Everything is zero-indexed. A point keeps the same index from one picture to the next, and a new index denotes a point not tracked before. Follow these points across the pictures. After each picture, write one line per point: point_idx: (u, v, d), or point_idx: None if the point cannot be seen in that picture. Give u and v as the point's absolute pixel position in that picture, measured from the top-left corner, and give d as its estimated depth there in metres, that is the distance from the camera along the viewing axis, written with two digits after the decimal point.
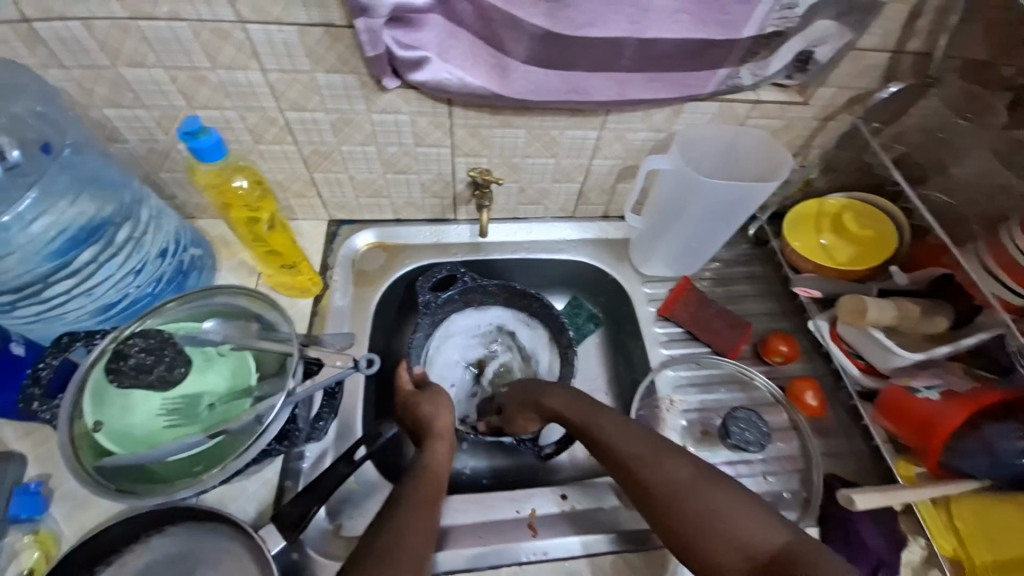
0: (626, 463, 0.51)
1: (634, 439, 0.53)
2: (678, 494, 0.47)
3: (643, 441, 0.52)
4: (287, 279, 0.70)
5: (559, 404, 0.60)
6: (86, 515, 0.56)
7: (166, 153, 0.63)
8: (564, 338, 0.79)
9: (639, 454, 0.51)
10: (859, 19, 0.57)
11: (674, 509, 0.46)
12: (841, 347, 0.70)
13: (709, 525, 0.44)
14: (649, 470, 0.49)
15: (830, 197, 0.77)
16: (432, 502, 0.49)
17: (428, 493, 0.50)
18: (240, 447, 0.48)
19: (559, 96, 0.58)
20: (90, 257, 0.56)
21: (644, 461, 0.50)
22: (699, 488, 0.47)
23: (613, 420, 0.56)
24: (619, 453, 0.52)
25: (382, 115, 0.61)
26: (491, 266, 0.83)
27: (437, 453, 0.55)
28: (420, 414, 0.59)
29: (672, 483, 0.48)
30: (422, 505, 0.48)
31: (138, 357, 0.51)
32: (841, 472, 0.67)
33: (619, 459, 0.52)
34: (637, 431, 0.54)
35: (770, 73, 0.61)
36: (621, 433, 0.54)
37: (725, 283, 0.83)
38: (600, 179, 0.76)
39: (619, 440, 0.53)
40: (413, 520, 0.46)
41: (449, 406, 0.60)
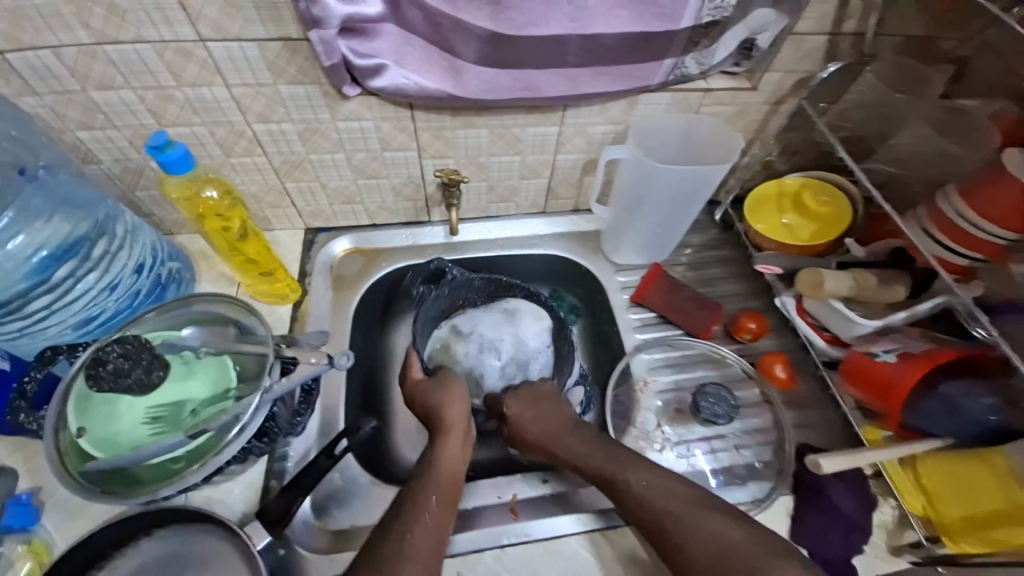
0: (665, 522, 0.52)
1: (673, 498, 0.54)
2: (732, 561, 0.47)
3: (685, 500, 0.53)
4: (266, 287, 0.72)
5: (582, 448, 0.61)
6: (78, 523, 0.57)
7: (140, 171, 0.65)
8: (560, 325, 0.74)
9: (681, 515, 0.52)
10: (793, 4, 0.60)
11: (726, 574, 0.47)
12: (807, 320, 0.73)
13: None
14: (693, 531, 0.51)
15: (788, 177, 0.79)
16: (444, 502, 0.54)
17: (441, 491, 0.55)
18: (220, 445, 0.51)
19: (513, 94, 0.60)
20: (67, 273, 0.58)
21: (689, 521, 0.51)
22: (750, 549, 0.48)
23: (644, 471, 0.57)
24: (656, 510, 0.53)
25: (347, 122, 0.64)
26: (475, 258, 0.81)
27: (449, 449, 0.59)
28: (431, 405, 0.61)
29: (715, 542, 0.49)
30: (438, 510, 0.53)
31: (116, 362, 0.48)
32: (812, 440, 0.70)
33: (656, 517, 0.53)
34: (679, 490, 0.54)
35: (715, 61, 0.64)
36: (660, 490, 0.54)
37: (697, 268, 0.85)
38: (566, 173, 0.79)
39: (658, 497, 0.54)
40: (421, 523, 0.51)
41: (462, 399, 0.62)
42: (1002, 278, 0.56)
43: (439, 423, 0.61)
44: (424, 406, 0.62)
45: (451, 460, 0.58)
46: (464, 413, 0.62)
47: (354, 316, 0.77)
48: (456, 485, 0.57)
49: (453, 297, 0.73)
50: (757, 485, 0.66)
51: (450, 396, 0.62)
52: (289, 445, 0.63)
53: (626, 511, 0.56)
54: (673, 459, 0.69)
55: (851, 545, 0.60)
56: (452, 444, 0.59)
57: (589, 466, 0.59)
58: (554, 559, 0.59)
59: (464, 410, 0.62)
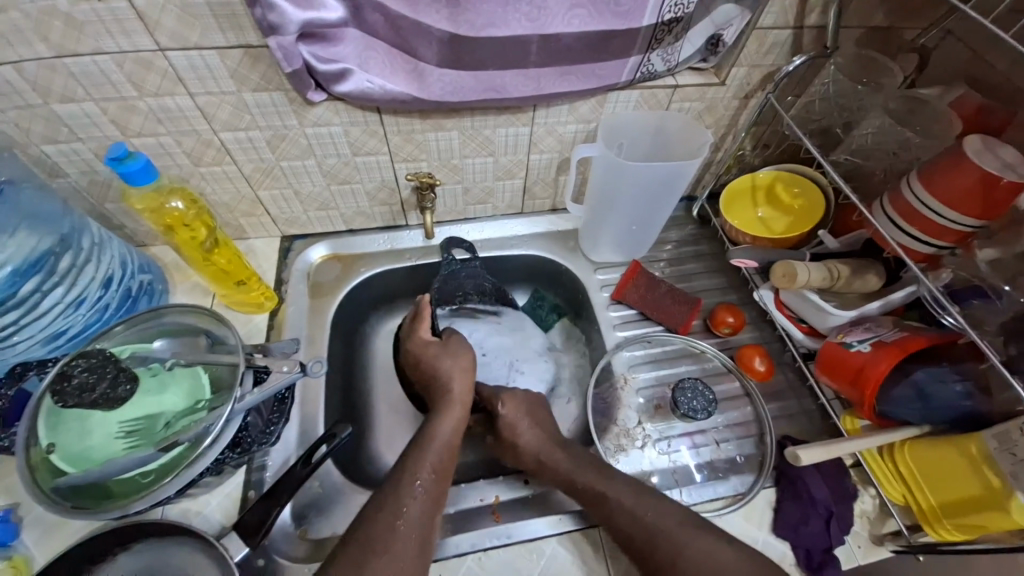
0: (659, 538, 0.52)
1: (665, 514, 0.54)
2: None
3: (675, 519, 0.53)
4: (241, 297, 0.71)
5: (571, 467, 0.60)
6: (53, 541, 0.56)
7: (107, 183, 0.65)
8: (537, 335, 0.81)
9: (673, 533, 0.52)
10: None
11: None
12: (784, 313, 0.73)
13: None
14: (687, 547, 0.51)
15: (761, 170, 0.80)
16: (440, 476, 0.56)
17: (436, 466, 0.57)
18: (193, 455, 0.50)
19: (479, 95, 0.60)
20: (34, 287, 0.57)
21: (681, 541, 0.52)
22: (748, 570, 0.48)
23: (630, 491, 0.56)
24: (646, 526, 0.53)
25: (315, 128, 0.64)
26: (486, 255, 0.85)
27: (447, 426, 0.61)
28: (441, 376, 0.64)
29: (705, 560, 0.50)
30: (427, 496, 0.54)
31: (82, 377, 0.50)
32: (793, 431, 0.70)
33: (647, 534, 0.53)
34: (667, 507, 0.55)
35: (682, 57, 0.64)
36: (651, 509, 0.55)
37: (676, 263, 0.85)
38: (541, 173, 0.79)
39: (650, 513, 0.54)
40: (412, 511, 0.52)
41: (466, 375, 0.65)
42: (967, 264, 0.57)
43: (443, 395, 0.63)
44: (433, 371, 0.66)
45: (447, 441, 0.60)
46: (468, 386, 0.64)
47: (332, 323, 0.76)
48: (451, 461, 0.59)
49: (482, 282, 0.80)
50: (739, 479, 0.66)
51: (460, 367, 0.65)
52: (268, 455, 0.63)
53: (612, 530, 0.55)
54: (655, 456, 0.68)
55: (832, 535, 0.59)
56: (453, 417, 0.61)
57: (578, 481, 0.59)
58: (536, 560, 0.59)
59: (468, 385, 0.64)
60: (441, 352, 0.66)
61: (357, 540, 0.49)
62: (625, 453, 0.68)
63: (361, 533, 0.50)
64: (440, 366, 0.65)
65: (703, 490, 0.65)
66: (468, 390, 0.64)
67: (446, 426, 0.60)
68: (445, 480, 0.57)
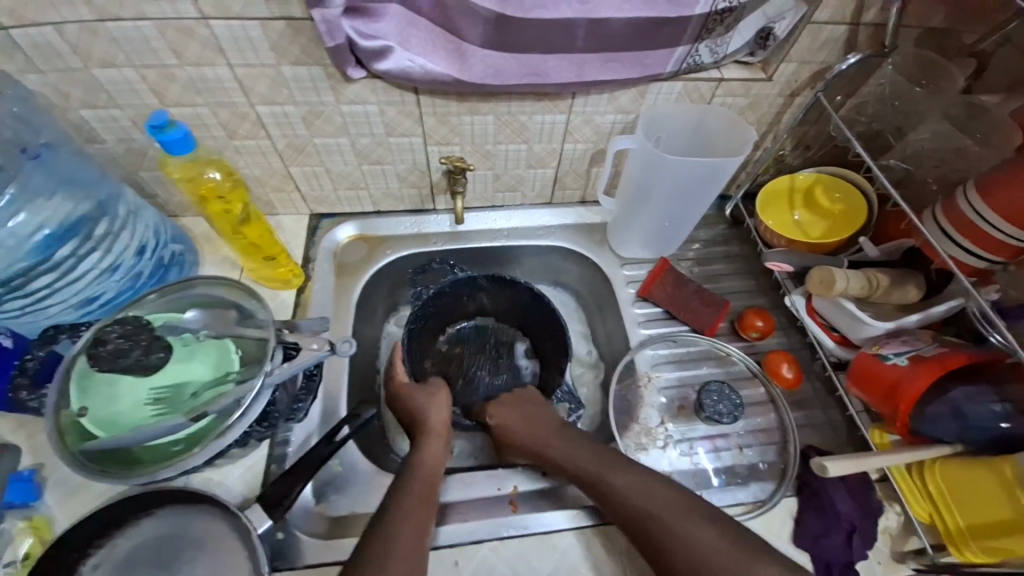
0: (660, 521, 0.51)
1: (660, 498, 0.53)
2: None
3: (676, 505, 0.52)
4: (269, 271, 0.71)
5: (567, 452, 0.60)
6: (78, 501, 0.57)
7: (143, 151, 0.64)
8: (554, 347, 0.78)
9: (668, 519, 0.51)
10: None
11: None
12: (816, 320, 0.71)
13: None
14: (695, 528, 0.49)
15: (801, 172, 0.78)
16: (429, 496, 0.56)
17: (425, 490, 0.56)
18: (221, 428, 0.50)
19: (519, 79, 0.58)
20: (69, 252, 0.58)
21: (676, 518, 0.51)
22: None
23: (629, 475, 0.56)
24: (640, 510, 0.53)
25: (351, 106, 0.63)
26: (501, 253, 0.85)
27: (429, 449, 0.61)
28: (415, 409, 0.65)
29: (697, 553, 0.48)
30: (417, 512, 0.53)
31: (116, 342, 0.48)
32: (817, 442, 0.68)
33: (647, 515, 0.52)
34: (659, 495, 0.53)
35: (730, 49, 0.63)
36: (648, 492, 0.54)
37: (704, 263, 0.84)
38: (573, 163, 0.77)
39: (646, 495, 0.53)
40: (406, 526, 0.51)
41: (442, 403, 0.66)
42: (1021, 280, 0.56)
43: (421, 426, 0.64)
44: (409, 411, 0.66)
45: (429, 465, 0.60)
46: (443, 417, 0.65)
47: (356, 302, 0.76)
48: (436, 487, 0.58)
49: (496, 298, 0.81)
50: (759, 486, 0.65)
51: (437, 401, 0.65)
52: (290, 430, 0.62)
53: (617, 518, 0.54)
54: (675, 457, 0.68)
55: (853, 550, 0.58)
56: (431, 449, 0.61)
57: (576, 463, 0.59)
58: (550, 554, 0.58)
59: (445, 414, 0.66)
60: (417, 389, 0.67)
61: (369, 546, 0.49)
62: (645, 453, 0.68)
63: (375, 534, 0.50)
64: (415, 404, 0.66)
65: (722, 494, 0.64)
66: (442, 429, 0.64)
67: (429, 446, 0.61)
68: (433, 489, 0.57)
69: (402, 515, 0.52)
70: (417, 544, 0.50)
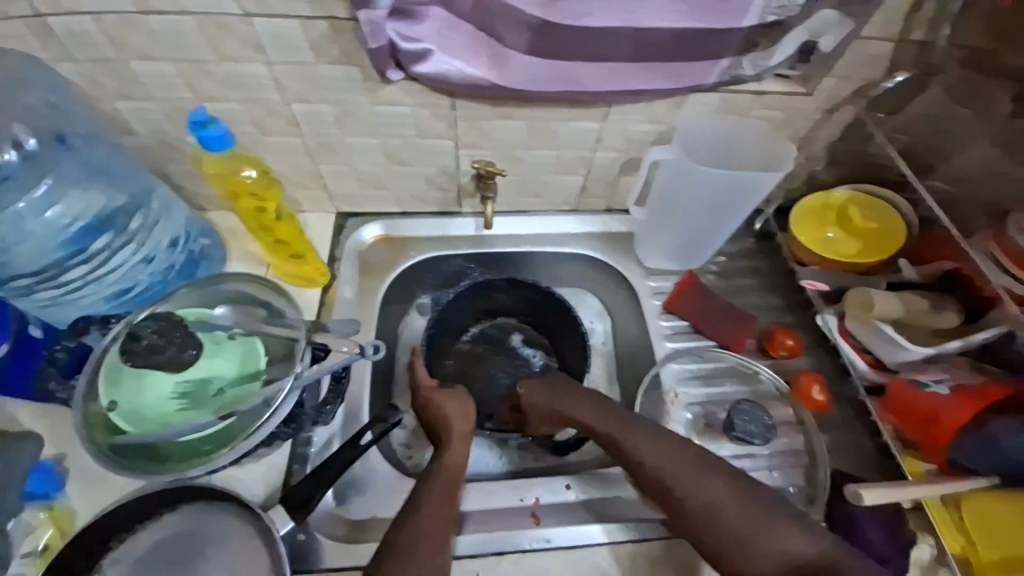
0: (678, 477, 0.53)
1: (674, 453, 0.55)
2: (754, 549, 0.47)
3: (690, 458, 0.54)
4: (294, 269, 0.71)
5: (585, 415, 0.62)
6: (97, 493, 0.56)
7: (177, 145, 0.64)
8: (574, 348, 0.77)
9: (683, 474, 0.53)
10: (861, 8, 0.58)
11: (736, 554, 0.48)
12: (848, 342, 0.70)
13: (752, 544, 0.47)
14: (713, 482, 0.51)
15: (836, 189, 0.77)
16: (449, 497, 0.56)
17: (444, 491, 0.56)
18: (249, 429, 0.50)
19: (557, 87, 0.58)
20: (103, 245, 0.58)
21: (696, 474, 0.53)
22: (798, 552, 0.46)
23: (646, 436, 0.57)
24: (657, 465, 0.55)
25: (385, 107, 0.62)
26: (523, 258, 0.83)
27: (453, 453, 0.61)
28: (441, 417, 0.65)
29: (711, 503, 0.50)
30: (434, 509, 0.54)
31: (150, 339, 0.50)
32: (846, 467, 0.67)
33: (666, 472, 0.54)
34: (674, 451, 0.55)
35: (772, 64, 0.61)
36: (664, 449, 0.55)
37: (729, 276, 0.82)
38: (602, 171, 0.76)
39: (668, 454, 0.55)
40: (427, 528, 0.52)
41: (468, 410, 0.66)
42: None
43: (446, 431, 0.64)
44: (434, 415, 0.66)
45: (449, 464, 0.60)
46: (467, 423, 0.64)
47: (380, 304, 0.76)
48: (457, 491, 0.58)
49: (515, 299, 0.80)
50: None
51: (462, 408, 0.65)
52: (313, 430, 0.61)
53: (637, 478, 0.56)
54: None
55: None
56: (454, 452, 0.61)
57: (598, 429, 0.61)
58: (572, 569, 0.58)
59: (470, 419, 0.65)
60: (447, 395, 0.67)
61: (393, 550, 0.50)
62: None
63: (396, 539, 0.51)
64: (444, 411, 0.65)
65: None
66: (467, 434, 0.64)
67: (456, 446, 0.62)
68: (455, 486, 0.58)
69: (425, 516, 0.53)
70: (434, 541, 0.51)
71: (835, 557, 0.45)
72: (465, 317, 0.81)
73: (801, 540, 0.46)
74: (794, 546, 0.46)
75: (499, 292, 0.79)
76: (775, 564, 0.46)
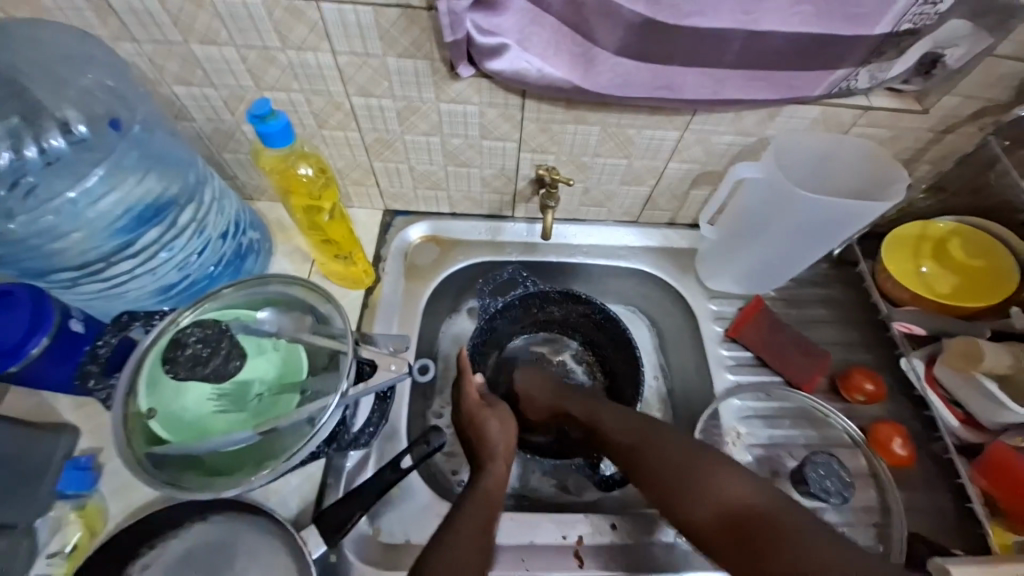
0: (643, 431, 0.57)
1: (631, 419, 0.59)
2: (699, 488, 0.50)
3: (646, 423, 0.58)
4: (340, 268, 0.67)
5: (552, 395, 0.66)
6: (131, 495, 0.56)
7: (231, 133, 0.61)
8: (627, 370, 0.72)
9: (644, 433, 0.57)
10: (995, 22, 0.50)
11: (683, 491, 0.51)
12: (937, 392, 0.65)
13: (695, 488, 0.50)
14: (674, 435, 0.56)
15: (937, 220, 0.70)
16: (486, 527, 0.51)
17: (481, 518, 0.51)
18: (290, 448, 0.48)
19: (647, 92, 0.52)
20: (154, 237, 0.56)
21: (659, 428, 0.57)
22: (745, 499, 0.48)
23: (610, 406, 0.62)
24: (618, 428, 0.59)
25: (451, 104, 0.58)
26: (575, 270, 0.78)
27: (495, 476, 0.56)
28: (483, 434, 0.60)
29: (664, 456, 0.54)
30: (473, 536, 0.49)
31: (194, 348, 0.50)
32: (924, 531, 0.60)
33: (632, 426, 0.58)
34: (635, 417, 0.59)
35: (889, 77, 0.54)
36: (622, 415, 0.60)
37: (798, 305, 0.75)
38: (673, 184, 0.70)
39: (630, 417, 0.59)
40: (464, 556, 0.47)
41: (512, 429, 0.61)
42: None
43: (486, 449, 0.59)
44: (476, 431, 0.60)
45: (488, 488, 0.55)
46: (511, 446, 0.60)
47: (423, 309, 0.72)
48: (494, 521, 0.53)
49: (566, 311, 0.75)
50: None
51: (509, 428, 0.61)
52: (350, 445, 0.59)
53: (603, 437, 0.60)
54: None
55: None
56: (494, 474, 0.56)
57: (575, 411, 0.64)
58: None
59: (512, 437, 0.61)
60: (494, 413, 0.61)
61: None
62: None
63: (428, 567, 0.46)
64: (487, 430, 0.60)
65: None
66: (507, 457, 0.59)
67: (495, 468, 0.57)
68: (494, 514, 0.53)
69: (461, 544, 0.48)
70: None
71: (776, 508, 0.47)
72: (512, 325, 0.76)
73: (740, 483, 0.49)
74: (738, 491, 0.49)
75: (551, 302, 0.74)
76: (714, 502, 0.49)
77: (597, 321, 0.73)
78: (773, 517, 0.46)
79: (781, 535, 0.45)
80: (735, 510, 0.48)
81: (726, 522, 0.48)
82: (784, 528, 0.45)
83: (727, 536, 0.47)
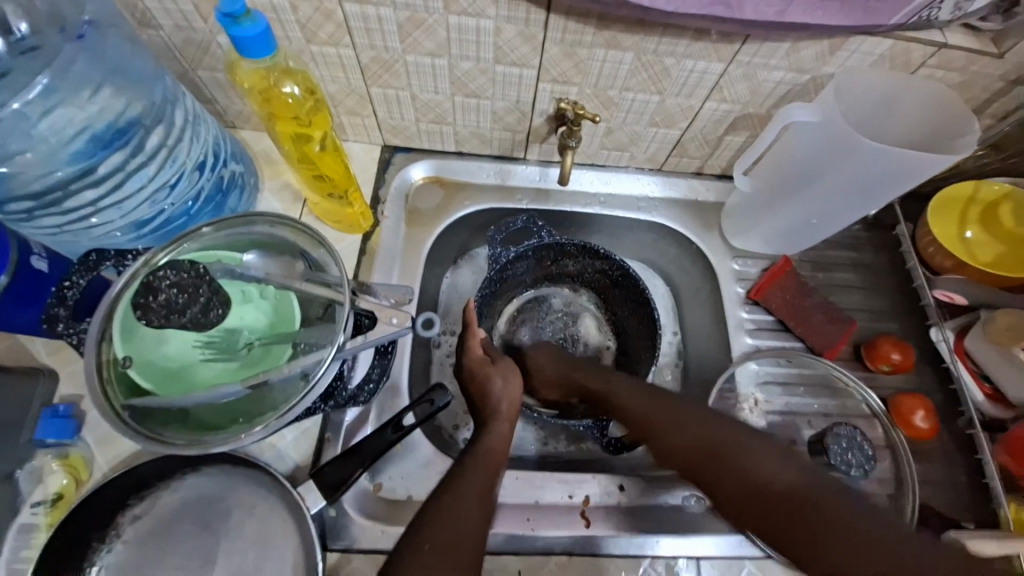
0: (661, 420, 0.50)
1: (623, 390, 0.55)
2: (738, 469, 0.44)
3: (640, 389, 0.54)
4: (337, 210, 0.61)
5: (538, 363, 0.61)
6: (117, 445, 0.52)
7: (205, 46, 0.53)
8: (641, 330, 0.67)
9: (620, 389, 0.55)
10: None
11: (660, 430, 0.50)
12: (966, 365, 0.62)
13: (663, 426, 0.50)
14: (708, 417, 0.49)
15: (992, 180, 0.64)
16: (487, 492, 0.47)
17: (484, 483, 0.47)
18: (282, 404, 0.44)
19: (699, 10, 0.44)
20: (118, 163, 0.50)
21: (680, 407, 0.51)
22: (778, 475, 0.43)
23: (609, 375, 0.57)
24: (609, 395, 0.55)
25: (462, 17, 0.49)
26: (589, 220, 0.72)
27: (496, 434, 0.52)
28: (488, 391, 0.56)
29: (643, 405, 0.52)
30: (475, 502, 0.45)
31: (169, 294, 0.41)
32: (935, 502, 0.59)
33: (649, 414, 0.52)
34: (624, 380, 0.56)
35: (971, 10, 0.46)
36: (611, 380, 0.57)
37: (826, 268, 0.70)
38: (707, 127, 0.62)
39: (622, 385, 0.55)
40: (468, 515, 0.44)
41: (518, 390, 0.57)
42: None
43: (489, 406, 0.55)
44: (481, 389, 0.57)
45: (489, 451, 0.50)
46: (518, 403, 0.56)
47: (426, 257, 0.67)
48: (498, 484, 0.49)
49: (582, 264, 0.70)
50: None
51: (517, 386, 0.57)
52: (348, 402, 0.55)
53: (632, 427, 0.53)
54: None
55: None
56: (498, 432, 0.53)
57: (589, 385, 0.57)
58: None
59: (518, 398, 0.56)
60: (500, 370, 0.57)
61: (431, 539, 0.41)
62: None
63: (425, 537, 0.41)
64: (491, 387, 0.56)
65: None
66: (512, 418, 0.55)
67: (498, 427, 0.53)
68: (497, 480, 0.49)
69: (464, 505, 0.44)
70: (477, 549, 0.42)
71: (809, 483, 0.42)
72: (522, 275, 0.71)
73: (708, 427, 0.48)
74: (786, 468, 0.43)
75: (565, 254, 0.68)
76: (761, 480, 0.43)
77: (615, 278, 0.68)
78: (814, 487, 0.41)
79: (833, 509, 0.40)
80: (762, 485, 0.43)
81: (773, 502, 0.42)
82: (829, 500, 0.40)
83: (765, 509, 0.42)
